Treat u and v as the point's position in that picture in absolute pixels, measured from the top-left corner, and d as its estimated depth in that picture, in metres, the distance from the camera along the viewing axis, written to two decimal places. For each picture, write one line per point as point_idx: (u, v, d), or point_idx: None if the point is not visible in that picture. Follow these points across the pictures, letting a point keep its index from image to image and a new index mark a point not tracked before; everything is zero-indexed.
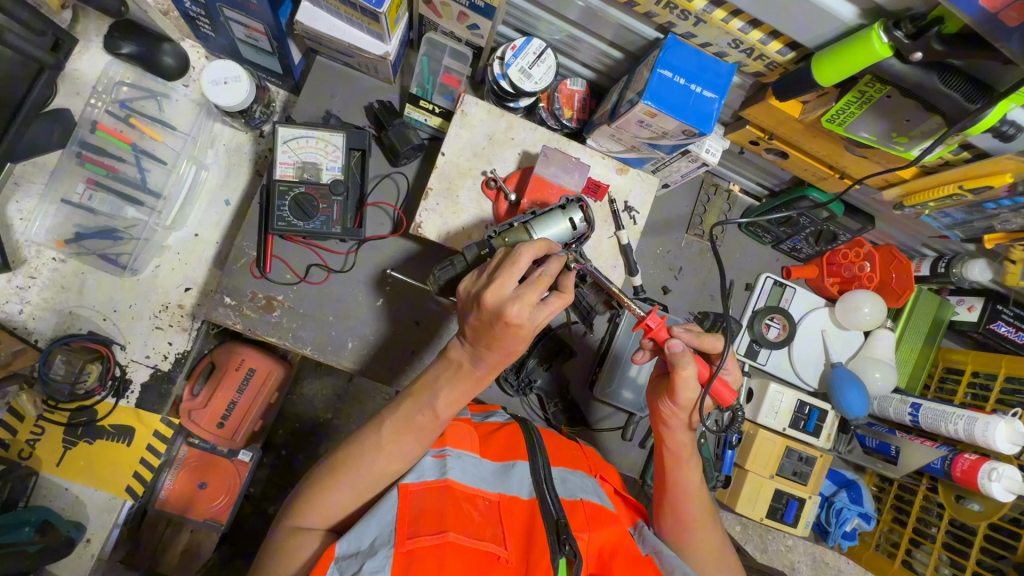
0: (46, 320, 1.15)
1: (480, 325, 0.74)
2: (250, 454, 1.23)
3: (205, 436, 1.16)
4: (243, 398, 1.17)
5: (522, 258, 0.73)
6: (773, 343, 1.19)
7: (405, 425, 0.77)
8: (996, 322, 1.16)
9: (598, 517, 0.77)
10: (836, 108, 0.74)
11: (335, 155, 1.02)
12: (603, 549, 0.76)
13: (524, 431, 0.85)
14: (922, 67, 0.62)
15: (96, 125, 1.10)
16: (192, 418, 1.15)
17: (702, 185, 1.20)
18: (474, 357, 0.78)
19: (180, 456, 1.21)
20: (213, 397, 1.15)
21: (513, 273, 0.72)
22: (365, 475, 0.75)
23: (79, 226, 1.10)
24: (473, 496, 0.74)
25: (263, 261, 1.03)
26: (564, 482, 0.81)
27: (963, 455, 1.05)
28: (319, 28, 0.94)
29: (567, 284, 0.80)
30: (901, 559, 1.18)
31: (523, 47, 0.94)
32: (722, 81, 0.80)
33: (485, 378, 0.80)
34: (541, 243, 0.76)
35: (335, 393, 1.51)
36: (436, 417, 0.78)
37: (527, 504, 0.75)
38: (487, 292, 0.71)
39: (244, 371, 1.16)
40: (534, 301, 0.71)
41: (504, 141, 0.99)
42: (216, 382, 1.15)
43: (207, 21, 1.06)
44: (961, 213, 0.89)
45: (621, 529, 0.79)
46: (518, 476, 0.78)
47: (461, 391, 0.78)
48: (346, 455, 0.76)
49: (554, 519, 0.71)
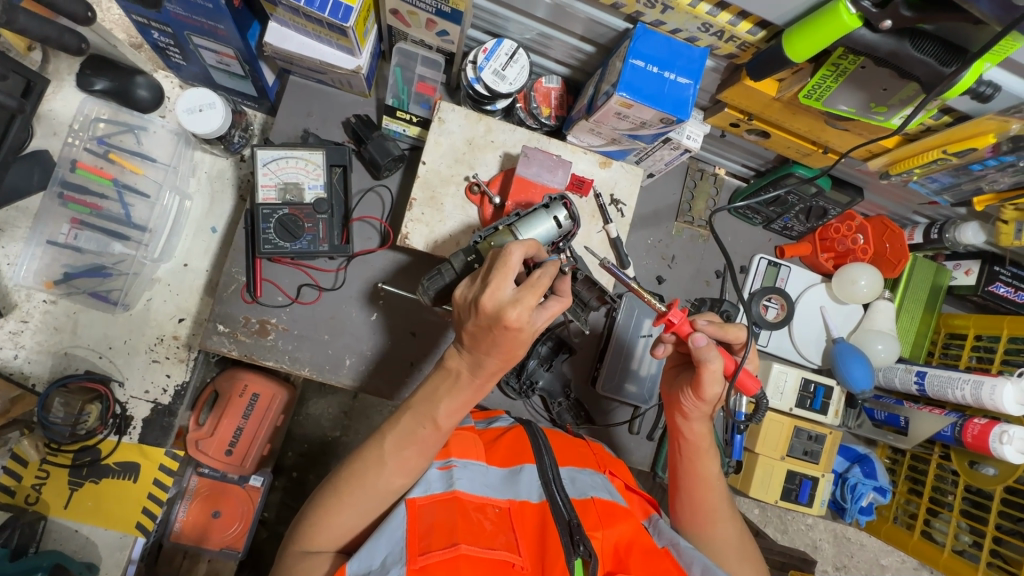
0: (42, 363, 1.13)
1: (478, 331, 0.73)
2: (261, 479, 1.23)
3: (218, 466, 1.17)
4: (249, 424, 1.17)
5: (514, 257, 0.71)
6: (772, 324, 1.20)
7: (409, 436, 0.76)
8: (995, 283, 1.17)
9: (611, 513, 0.77)
10: (812, 83, 0.74)
11: (317, 173, 1.02)
12: (618, 545, 0.75)
13: (530, 433, 0.84)
14: (895, 35, 0.60)
15: (76, 163, 1.10)
16: (199, 448, 1.16)
17: (687, 171, 1.19)
18: (473, 368, 0.77)
19: (192, 487, 1.22)
20: (218, 426, 1.15)
21: (508, 275, 0.71)
22: (371, 489, 0.74)
23: (67, 265, 1.10)
24: (482, 505, 0.73)
25: (253, 286, 1.03)
26: (573, 481, 0.81)
27: (972, 420, 1.03)
28: (289, 47, 0.93)
29: (564, 286, 0.79)
30: (920, 530, 1.16)
31: (494, 49, 0.94)
32: (696, 67, 0.79)
33: (485, 386, 0.79)
34: (529, 243, 0.74)
35: (342, 411, 1.50)
36: (439, 427, 0.77)
37: (538, 507, 0.74)
38: (485, 297, 0.70)
39: (248, 397, 1.16)
40: (532, 303, 0.70)
41: (484, 144, 0.99)
42: (221, 410, 1.15)
43: (177, 50, 1.04)
44: (948, 177, 0.87)
45: (635, 524, 0.78)
46: (527, 480, 0.77)
47: (462, 402, 0.78)
48: (350, 474, 0.75)
49: (567, 519, 0.71)
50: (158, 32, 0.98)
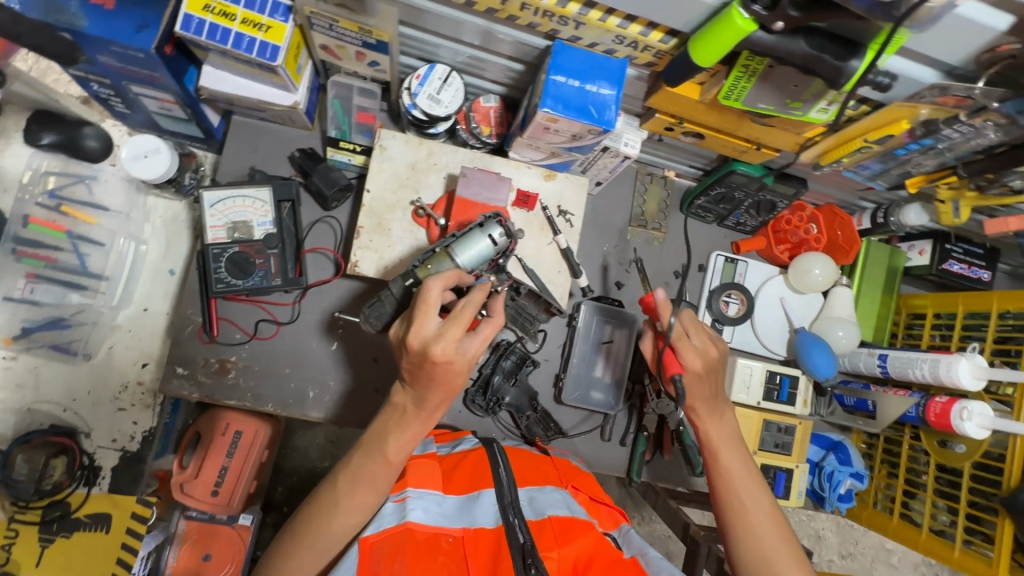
0: (5, 421, 1.12)
1: (412, 367, 0.74)
2: (251, 517, 1.17)
3: (205, 508, 1.14)
4: (234, 461, 1.14)
5: (432, 292, 0.72)
6: (733, 319, 1.21)
7: (361, 472, 0.77)
8: (948, 261, 1.20)
9: (569, 529, 0.76)
10: (727, 85, 0.75)
11: (265, 209, 1.02)
12: (578, 562, 0.73)
13: (489, 456, 0.84)
14: (790, 35, 0.62)
15: (28, 219, 1.10)
16: (185, 491, 1.12)
17: (636, 175, 1.21)
18: (417, 401, 0.78)
19: (181, 532, 1.15)
20: (202, 467, 1.12)
21: (430, 311, 0.72)
22: (329, 532, 0.75)
23: (26, 320, 1.11)
24: (435, 535, 0.73)
25: (209, 325, 1.03)
26: (532, 501, 0.81)
27: (934, 400, 1.04)
28: (225, 89, 0.94)
29: (497, 307, 0.79)
30: (900, 513, 1.15)
31: (427, 75, 0.96)
32: (616, 77, 0.81)
33: (434, 416, 0.79)
34: (449, 274, 0.75)
35: (329, 441, 1.49)
36: (390, 462, 0.78)
37: (493, 533, 0.74)
38: (410, 336, 0.72)
39: (231, 434, 1.13)
40: (459, 336, 0.71)
41: (428, 167, 1.00)
42: (205, 451, 1.12)
43: (119, 99, 1.05)
44: (877, 163, 0.88)
45: (596, 536, 0.76)
46: (484, 506, 0.77)
47: (412, 434, 0.78)
48: (307, 518, 0.75)
49: (521, 544, 0.71)
50: (97, 83, 1.00)
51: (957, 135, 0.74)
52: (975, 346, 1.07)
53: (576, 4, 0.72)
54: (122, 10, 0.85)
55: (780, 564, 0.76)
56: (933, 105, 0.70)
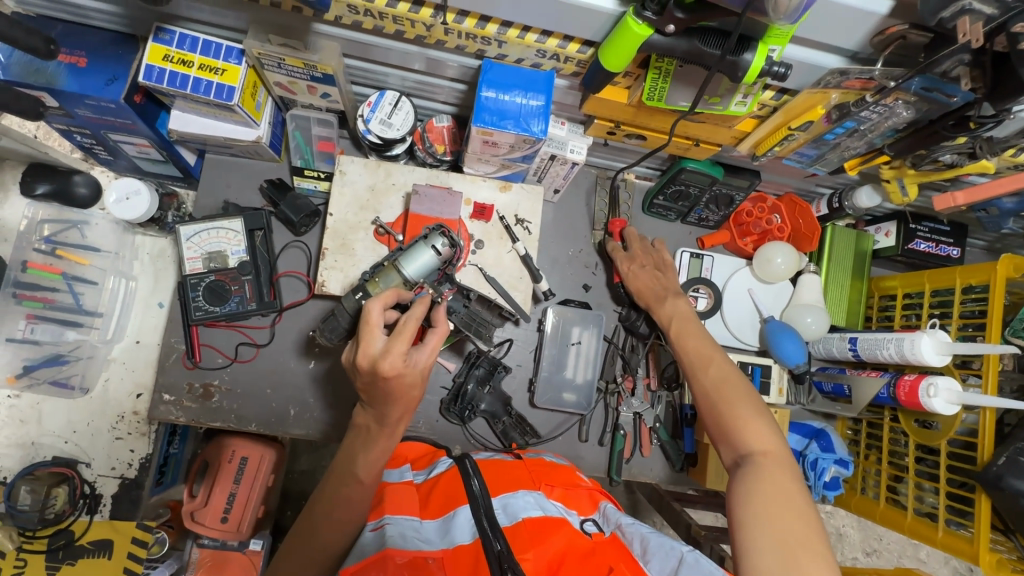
0: (11, 456, 1.20)
1: (367, 386, 0.79)
2: (260, 542, 1.34)
3: (217, 533, 1.30)
4: (242, 488, 1.30)
5: (375, 312, 0.78)
6: (702, 313, 1.23)
7: (337, 498, 0.81)
8: (915, 240, 1.20)
9: (542, 530, 0.77)
10: (647, 86, 0.78)
11: (238, 239, 1.08)
12: (553, 561, 0.74)
13: (461, 472, 0.84)
14: (684, 36, 0.66)
15: (26, 264, 1.17)
16: (197, 519, 1.29)
17: (596, 180, 1.25)
18: (378, 418, 0.83)
19: (195, 559, 1.32)
20: (213, 494, 1.29)
21: (375, 330, 0.77)
22: (312, 549, 0.80)
23: (27, 359, 1.17)
24: (417, 557, 0.71)
25: (192, 352, 1.08)
26: (505, 507, 0.81)
27: (903, 378, 1.04)
28: (192, 130, 1.01)
29: (439, 316, 0.83)
30: (886, 497, 1.13)
31: (378, 101, 1.02)
32: (544, 89, 0.85)
33: (397, 431, 0.85)
34: (388, 293, 0.80)
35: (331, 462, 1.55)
36: (360, 482, 0.82)
37: (471, 548, 0.74)
38: (358, 356, 0.77)
39: (237, 462, 1.30)
40: (403, 349, 0.76)
41: (386, 188, 1.05)
42: (214, 480, 1.30)
43: (101, 147, 1.13)
44: (812, 149, 0.91)
45: (571, 534, 0.78)
46: (461, 523, 0.78)
47: (378, 452, 0.83)
48: (294, 538, 0.83)
49: (497, 551, 0.72)
50: (79, 134, 1.08)
51: (874, 115, 0.76)
52: (938, 322, 1.07)
53: (494, 24, 0.77)
54: (93, 67, 0.93)
55: (748, 420, 0.80)
56: (840, 90, 0.73)
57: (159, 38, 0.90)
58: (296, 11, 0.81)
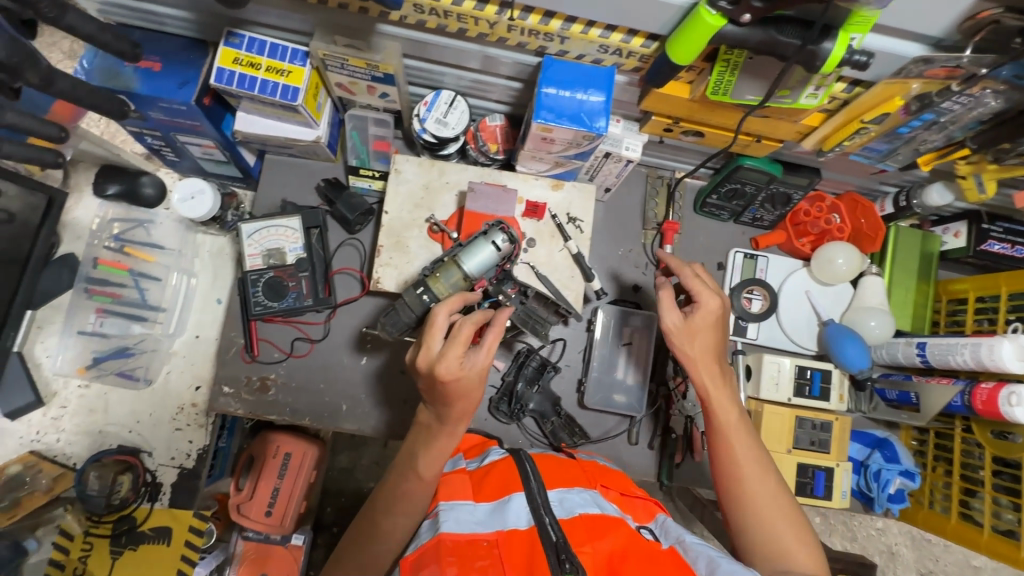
0: (80, 443, 1.25)
1: (429, 388, 0.80)
2: (302, 537, 1.34)
3: (260, 527, 1.30)
4: (285, 483, 1.31)
5: (439, 317, 0.78)
6: (757, 315, 1.19)
7: (397, 494, 0.82)
8: (988, 241, 1.13)
9: (598, 526, 0.73)
10: (712, 79, 0.77)
11: (296, 236, 1.11)
12: (612, 558, 0.70)
13: (517, 462, 0.83)
14: (759, 26, 0.64)
15: (98, 261, 1.27)
16: (242, 511, 1.29)
17: (647, 180, 1.23)
18: (439, 419, 0.84)
19: (239, 552, 1.32)
20: (258, 488, 1.30)
21: (436, 333, 0.77)
22: (372, 547, 0.81)
23: (96, 351, 1.25)
24: (471, 541, 0.71)
25: (251, 346, 1.12)
26: (561, 502, 0.79)
27: (979, 386, 0.98)
28: (255, 130, 1.04)
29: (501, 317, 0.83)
30: (958, 512, 1.07)
31: (434, 101, 1.03)
32: (605, 85, 0.85)
33: (457, 430, 0.83)
34: (454, 297, 0.80)
35: (373, 462, 1.57)
36: (421, 479, 0.82)
37: (526, 534, 0.72)
38: (419, 357, 0.78)
39: (282, 456, 1.31)
40: (460, 352, 0.76)
41: (440, 186, 1.06)
42: (259, 472, 1.30)
43: (169, 149, 1.18)
44: (884, 143, 0.87)
45: (630, 533, 0.74)
46: (516, 508, 0.76)
47: (438, 451, 0.83)
48: (357, 535, 0.83)
49: (554, 540, 0.69)
50: (150, 136, 1.13)
51: (958, 106, 0.73)
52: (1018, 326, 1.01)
53: (558, 20, 0.77)
54: (167, 70, 0.98)
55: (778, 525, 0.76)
56: (922, 79, 0.70)
57: (230, 42, 0.93)
58: (362, 12, 0.83)
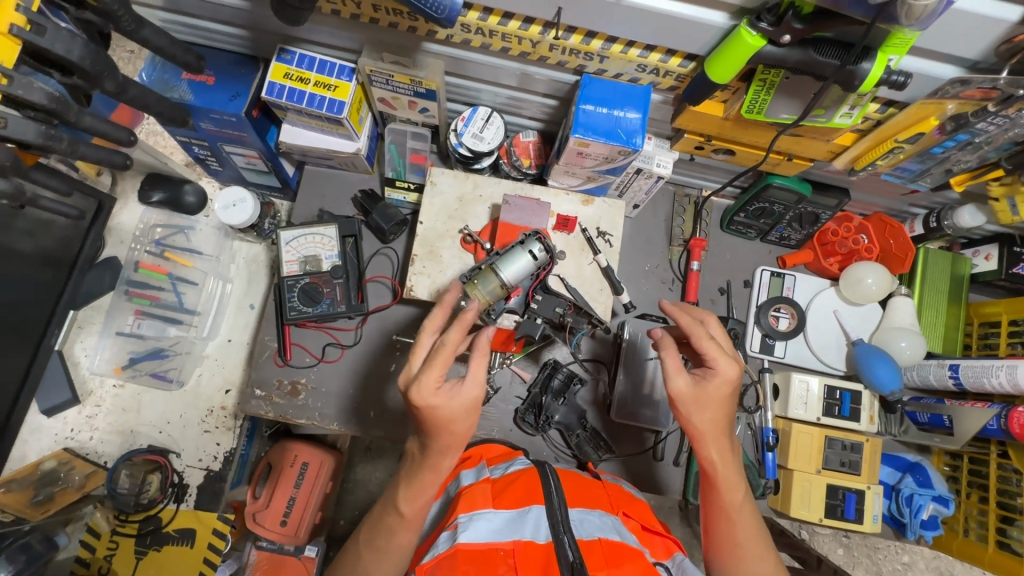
0: (112, 441, 1.27)
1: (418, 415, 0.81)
2: (315, 548, 1.36)
3: (274, 536, 1.32)
4: (301, 491, 1.33)
5: (424, 339, 0.80)
6: (784, 334, 1.19)
7: (380, 525, 0.82)
8: (1019, 265, 1.13)
9: (617, 554, 0.73)
10: (749, 98, 0.79)
11: (332, 244, 1.14)
12: None
13: (541, 476, 0.83)
14: (798, 47, 0.67)
15: (139, 264, 1.30)
16: (258, 520, 1.31)
17: (674, 197, 1.25)
18: (421, 448, 0.81)
19: (252, 561, 1.35)
20: (274, 496, 1.32)
21: (417, 356, 0.79)
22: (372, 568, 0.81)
23: (132, 351, 1.29)
24: (490, 550, 0.72)
25: (284, 350, 1.14)
26: (581, 522, 0.78)
27: (1016, 410, 0.97)
28: (298, 142, 1.08)
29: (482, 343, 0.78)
30: (995, 541, 1.05)
31: (471, 116, 1.07)
32: (641, 102, 0.87)
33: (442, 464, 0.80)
34: (434, 319, 0.81)
35: (390, 473, 1.58)
36: (404, 514, 0.80)
37: (543, 548, 0.73)
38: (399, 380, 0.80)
39: (299, 465, 1.34)
40: (432, 378, 0.75)
41: (474, 199, 1.09)
42: (276, 481, 1.33)
43: (214, 158, 1.23)
44: (915, 164, 0.88)
45: (646, 564, 0.73)
46: (536, 522, 0.76)
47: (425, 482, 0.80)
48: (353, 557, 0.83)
49: (569, 562, 0.70)
50: (198, 146, 1.18)
51: (992, 127, 0.74)
52: None
53: (599, 40, 0.80)
54: (219, 84, 1.03)
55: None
56: (957, 100, 0.72)
57: (281, 58, 0.98)
58: (410, 31, 0.88)
